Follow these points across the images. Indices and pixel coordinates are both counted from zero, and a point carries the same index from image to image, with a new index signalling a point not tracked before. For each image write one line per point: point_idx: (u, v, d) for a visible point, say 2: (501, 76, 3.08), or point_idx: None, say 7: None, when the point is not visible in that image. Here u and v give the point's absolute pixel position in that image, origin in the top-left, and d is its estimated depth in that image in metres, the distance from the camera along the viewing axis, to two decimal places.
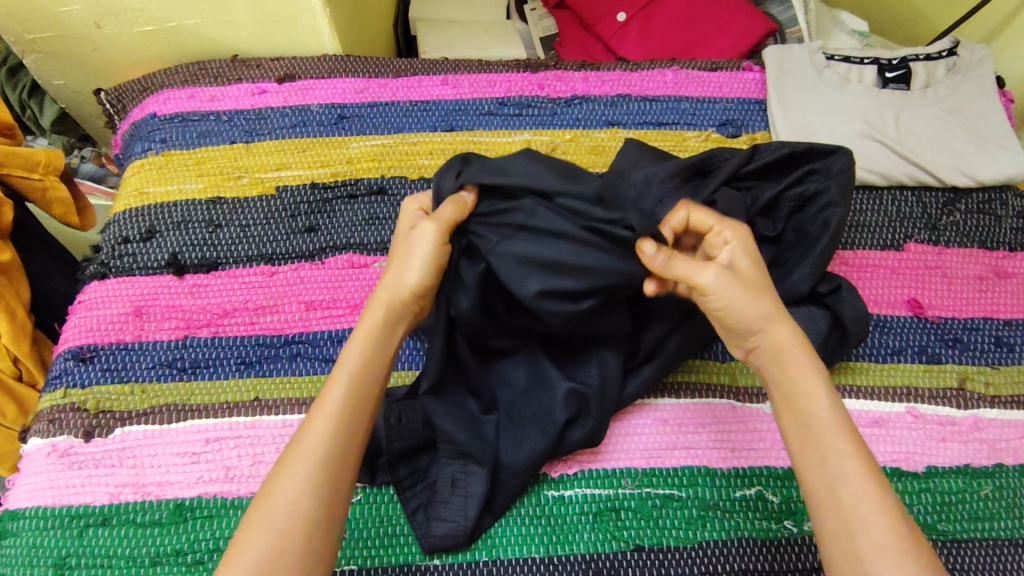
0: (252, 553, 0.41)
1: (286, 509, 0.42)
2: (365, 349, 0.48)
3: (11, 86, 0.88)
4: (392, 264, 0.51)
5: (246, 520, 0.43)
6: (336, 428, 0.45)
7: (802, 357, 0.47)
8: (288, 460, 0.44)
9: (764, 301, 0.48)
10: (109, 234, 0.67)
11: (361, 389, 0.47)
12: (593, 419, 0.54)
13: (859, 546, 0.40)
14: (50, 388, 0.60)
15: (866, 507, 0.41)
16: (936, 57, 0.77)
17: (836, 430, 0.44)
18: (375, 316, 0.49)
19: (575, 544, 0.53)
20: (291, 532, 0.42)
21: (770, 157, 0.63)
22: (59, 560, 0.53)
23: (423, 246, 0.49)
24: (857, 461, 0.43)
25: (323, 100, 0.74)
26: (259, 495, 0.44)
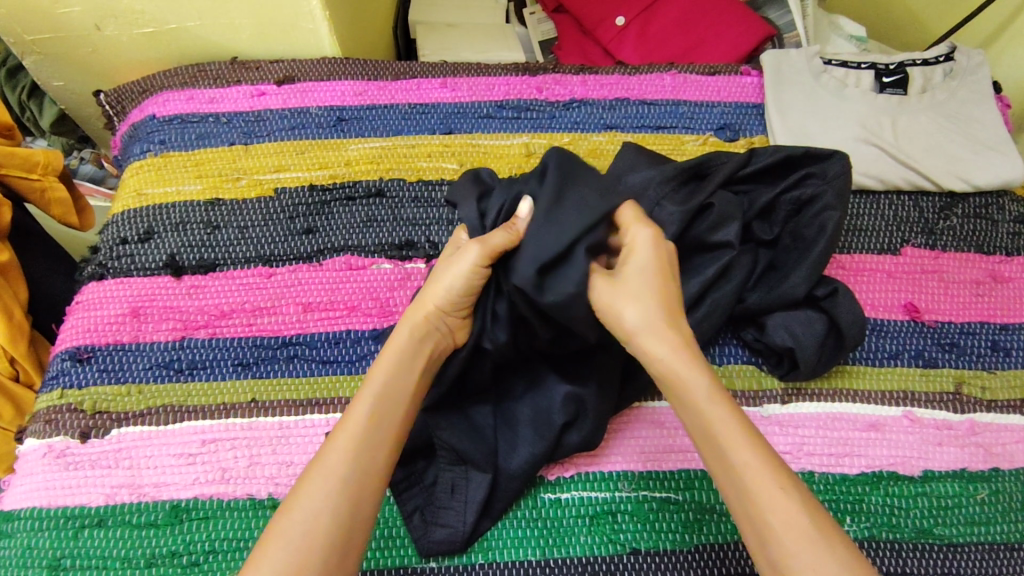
0: (276, 561, 0.39)
1: (311, 518, 0.40)
2: (394, 363, 0.47)
3: (11, 87, 0.88)
4: (426, 284, 0.52)
5: (267, 532, 0.40)
6: (364, 436, 0.44)
7: (684, 360, 0.44)
8: (313, 469, 0.43)
9: (640, 303, 0.46)
10: (107, 235, 0.67)
11: (390, 406, 0.46)
12: (590, 423, 0.54)
13: (781, 559, 0.38)
14: (47, 389, 0.60)
15: (777, 510, 0.39)
16: (933, 62, 0.78)
17: (735, 432, 0.42)
18: (403, 333, 0.49)
19: (570, 547, 0.53)
20: (314, 541, 0.40)
21: (767, 163, 0.63)
22: (54, 561, 0.52)
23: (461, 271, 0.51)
24: (755, 460, 0.41)
25: (322, 102, 0.75)
26: (282, 505, 0.42)
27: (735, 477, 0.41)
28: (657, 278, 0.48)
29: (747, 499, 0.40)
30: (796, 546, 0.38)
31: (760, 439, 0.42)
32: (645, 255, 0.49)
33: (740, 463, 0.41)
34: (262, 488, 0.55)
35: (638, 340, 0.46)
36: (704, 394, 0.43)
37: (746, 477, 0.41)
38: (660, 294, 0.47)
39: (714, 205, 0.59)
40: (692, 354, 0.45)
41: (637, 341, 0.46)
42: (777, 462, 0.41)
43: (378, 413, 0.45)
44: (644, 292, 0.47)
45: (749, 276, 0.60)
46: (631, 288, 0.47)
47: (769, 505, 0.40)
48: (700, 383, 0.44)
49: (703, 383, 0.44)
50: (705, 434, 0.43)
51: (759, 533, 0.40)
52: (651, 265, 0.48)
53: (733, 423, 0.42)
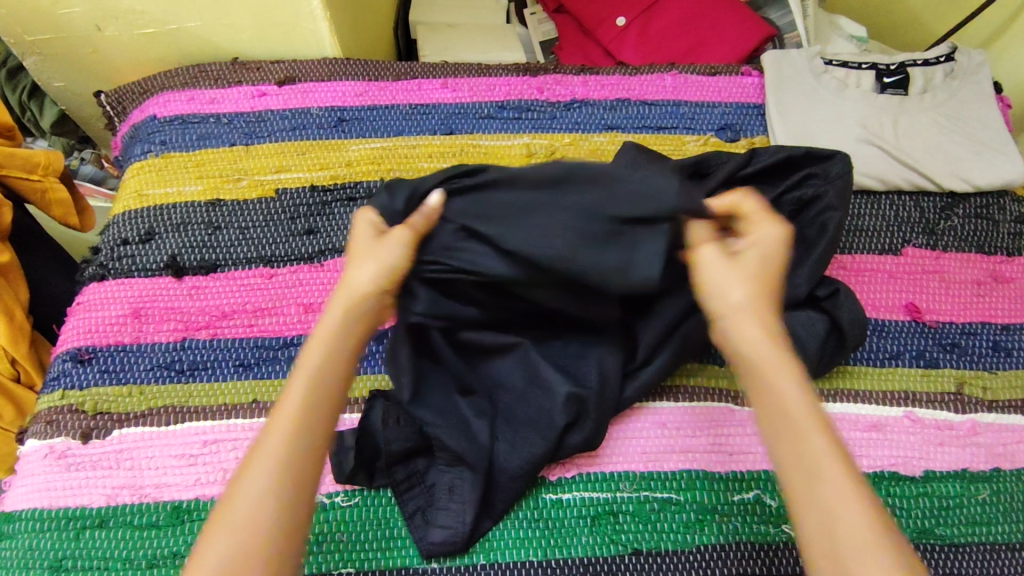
0: (215, 561, 0.38)
1: (248, 515, 0.39)
2: (326, 344, 0.45)
3: (11, 88, 0.88)
4: (354, 260, 0.49)
5: (211, 523, 0.40)
6: (301, 419, 0.42)
7: (773, 345, 0.43)
8: (248, 464, 0.41)
9: (750, 285, 0.45)
10: (108, 236, 0.67)
11: (325, 387, 0.44)
12: (592, 424, 0.54)
13: (846, 558, 0.37)
14: (47, 390, 0.60)
15: (848, 503, 0.38)
16: (934, 62, 0.78)
17: (818, 426, 0.40)
18: (333, 313, 0.46)
19: (572, 547, 0.53)
20: (252, 539, 0.38)
21: (768, 161, 0.63)
22: (55, 562, 0.52)
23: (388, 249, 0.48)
24: (834, 452, 0.40)
25: (323, 103, 0.75)
26: (221, 501, 0.41)
27: (807, 468, 0.39)
28: (765, 267, 0.47)
29: (817, 486, 0.39)
30: (863, 547, 0.37)
31: (839, 440, 0.41)
32: (769, 245, 0.48)
33: (816, 450, 0.40)
34: None
35: (733, 317, 0.45)
36: (792, 383, 0.42)
37: (823, 470, 0.39)
38: (767, 282, 0.46)
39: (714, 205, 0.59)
40: (781, 344, 0.44)
41: (732, 320, 0.45)
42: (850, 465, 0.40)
43: (312, 400, 0.43)
44: (755, 273, 0.46)
45: None
46: (745, 263, 0.47)
47: (842, 503, 0.38)
48: (787, 372, 0.42)
49: (790, 371, 0.42)
50: (783, 420, 0.41)
51: (825, 527, 0.38)
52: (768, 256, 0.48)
53: (815, 413, 0.41)
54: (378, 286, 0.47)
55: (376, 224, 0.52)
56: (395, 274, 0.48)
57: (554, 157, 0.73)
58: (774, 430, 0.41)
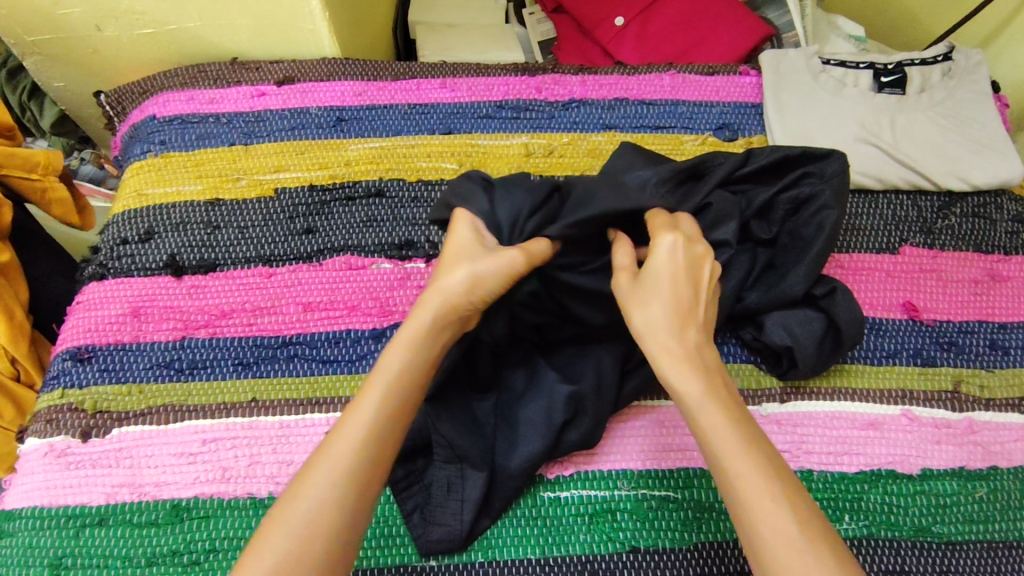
0: (273, 552, 0.38)
1: (313, 510, 0.40)
2: (408, 354, 0.47)
3: (10, 89, 0.89)
4: (443, 268, 0.51)
5: (269, 519, 0.41)
6: (375, 429, 0.44)
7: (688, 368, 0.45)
8: (316, 462, 0.42)
9: (658, 307, 0.47)
10: (108, 235, 0.68)
11: (403, 398, 0.46)
12: (588, 421, 0.54)
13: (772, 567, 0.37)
14: (47, 389, 0.60)
15: (767, 515, 0.39)
16: (932, 62, 0.78)
17: (734, 444, 0.42)
18: (420, 322, 0.48)
19: (570, 545, 0.53)
20: (313, 534, 0.39)
21: (762, 163, 0.63)
22: (55, 559, 0.53)
23: (485, 260, 0.50)
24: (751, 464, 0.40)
25: (322, 102, 0.75)
26: (283, 496, 0.42)
27: (730, 485, 0.41)
28: (674, 290, 0.48)
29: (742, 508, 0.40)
30: (787, 554, 0.37)
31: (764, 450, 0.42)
32: (676, 268, 0.49)
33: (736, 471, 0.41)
34: (262, 487, 0.55)
35: (653, 347, 0.47)
36: (710, 403, 0.43)
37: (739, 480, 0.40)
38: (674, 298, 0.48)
39: (711, 205, 0.59)
40: (697, 368, 0.45)
41: (654, 353, 0.46)
42: (778, 475, 0.41)
43: (388, 408, 0.45)
44: (664, 293, 0.48)
45: (747, 276, 0.60)
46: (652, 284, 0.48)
47: (764, 513, 0.39)
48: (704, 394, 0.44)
49: (706, 393, 0.44)
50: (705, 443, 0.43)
51: (753, 540, 0.39)
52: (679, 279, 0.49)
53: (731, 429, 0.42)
54: (467, 297, 0.49)
55: (477, 231, 0.53)
56: (486, 288, 0.49)
57: (553, 157, 0.73)
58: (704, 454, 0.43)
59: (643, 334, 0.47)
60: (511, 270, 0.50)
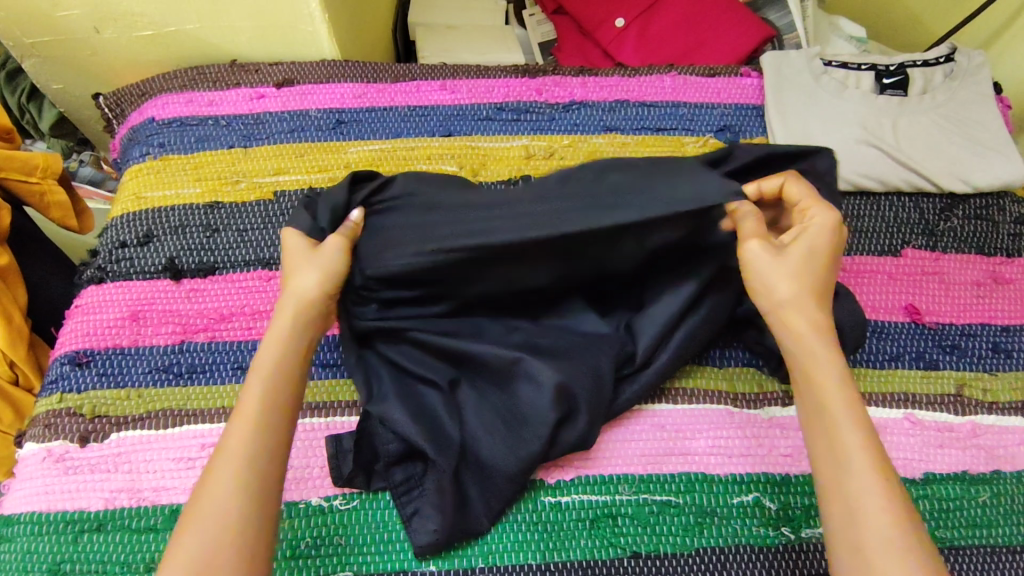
0: (193, 545, 0.40)
1: (223, 502, 0.41)
2: (278, 349, 0.48)
3: (10, 91, 0.88)
4: (286, 274, 0.52)
5: (180, 525, 0.41)
6: (261, 421, 0.45)
7: (822, 344, 0.46)
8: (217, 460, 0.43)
9: (795, 283, 0.48)
10: (106, 238, 0.67)
11: (282, 389, 0.46)
12: (589, 425, 0.54)
13: (865, 535, 0.40)
14: (46, 393, 0.60)
15: (872, 499, 0.41)
16: (934, 63, 0.78)
17: (849, 418, 0.43)
18: (284, 319, 0.49)
19: (571, 550, 0.53)
20: (228, 520, 0.41)
21: (755, 158, 0.61)
22: (53, 565, 0.52)
23: (317, 259, 0.51)
24: (863, 448, 0.42)
25: (321, 104, 0.74)
26: (190, 501, 0.42)
27: (839, 456, 0.42)
28: (808, 265, 0.49)
29: (844, 482, 0.42)
30: (879, 527, 0.40)
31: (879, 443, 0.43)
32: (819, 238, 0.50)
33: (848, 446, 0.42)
34: None
35: (783, 314, 0.48)
36: (835, 377, 0.45)
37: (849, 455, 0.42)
38: (815, 283, 0.48)
39: None
40: (830, 341, 0.46)
41: (782, 314, 0.48)
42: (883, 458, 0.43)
43: (268, 400, 0.45)
44: (803, 272, 0.48)
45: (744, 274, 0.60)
46: (804, 260, 0.49)
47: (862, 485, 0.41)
48: (828, 365, 0.45)
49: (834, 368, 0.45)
50: (819, 408, 0.44)
51: (847, 506, 0.41)
52: (822, 250, 0.49)
53: (852, 410, 0.44)
54: (323, 292, 0.51)
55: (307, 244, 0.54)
56: (335, 276, 0.51)
57: (553, 159, 0.73)
58: (813, 418, 0.45)
59: (772, 301, 0.48)
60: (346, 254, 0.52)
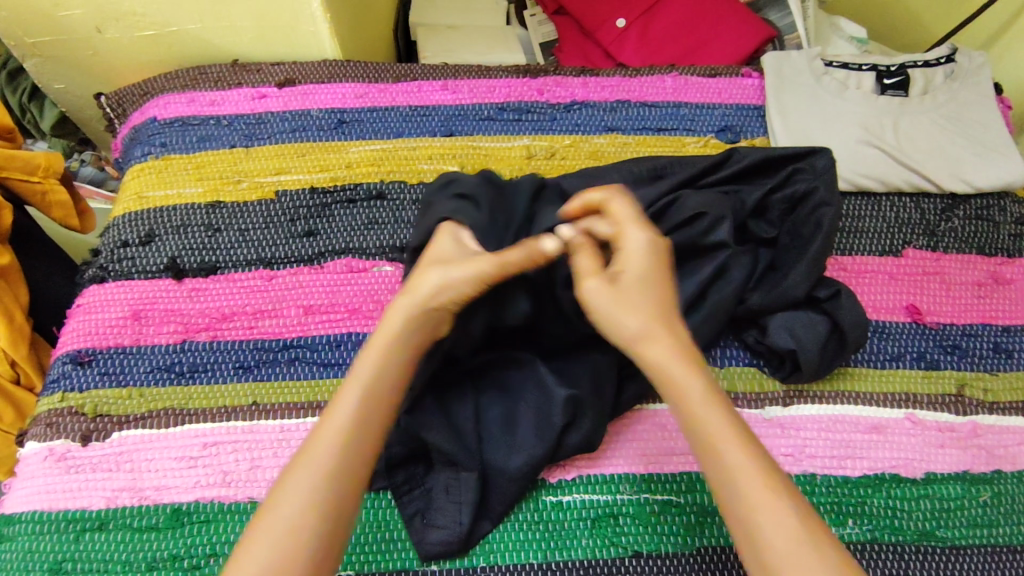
0: (262, 556, 0.39)
1: (296, 514, 0.41)
2: (378, 359, 0.47)
3: (11, 90, 0.88)
4: (417, 275, 0.52)
5: (253, 523, 0.41)
6: (349, 431, 0.44)
7: (682, 363, 0.46)
8: (297, 466, 0.43)
9: (640, 311, 0.48)
10: (108, 238, 0.67)
11: (376, 401, 0.46)
12: (590, 424, 0.54)
13: (771, 559, 0.39)
14: (48, 392, 0.60)
15: (769, 512, 0.40)
16: (934, 63, 0.78)
17: (729, 440, 0.43)
18: (393, 325, 0.49)
19: (572, 550, 0.53)
20: (300, 535, 0.40)
21: (753, 160, 0.63)
22: (55, 564, 0.52)
23: (461, 267, 0.51)
24: (748, 462, 0.42)
25: (323, 104, 0.74)
26: (268, 500, 0.42)
27: (727, 477, 0.42)
28: (649, 289, 0.49)
29: (738, 503, 0.41)
30: (783, 546, 0.39)
31: (757, 451, 0.43)
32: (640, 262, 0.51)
33: (730, 466, 0.42)
34: (263, 491, 0.55)
35: (639, 344, 0.48)
36: (706, 401, 0.45)
37: (734, 475, 0.42)
38: (654, 302, 0.49)
39: (707, 204, 0.59)
40: (692, 364, 0.46)
41: (638, 349, 0.47)
42: (769, 469, 0.43)
43: (360, 409, 0.45)
44: (645, 297, 0.49)
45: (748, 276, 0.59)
46: (630, 288, 0.49)
47: (762, 508, 0.41)
48: (696, 392, 0.45)
49: (698, 386, 0.45)
50: (702, 438, 0.44)
51: (748, 532, 0.41)
52: (648, 274, 0.50)
53: (725, 425, 0.44)
54: (436, 303, 0.50)
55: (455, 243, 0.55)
56: (455, 291, 0.50)
57: (555, 159, 0.73)
58: (700, 449, 0.44)
59: (628, 335, 0.48)
60: (487, 272, 0.51)
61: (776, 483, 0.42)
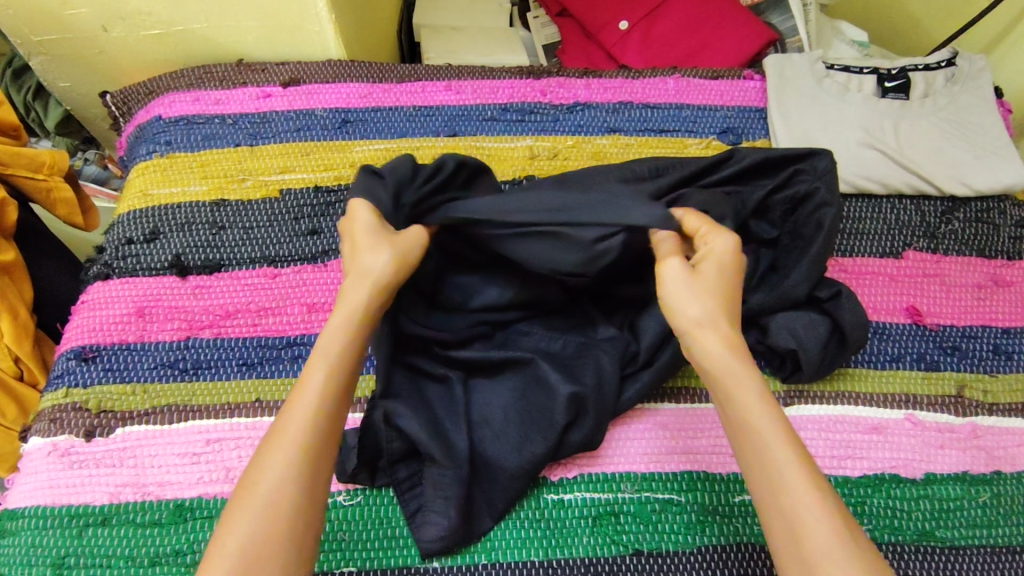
0: (242, 532, 0.39)
1: (273, 493, 0.40)
2: (348, 332, 0.47)
3: (16, 88, 0.89)
4: (363, 248, 0.50)
5: (233, 502, 0.41)
6: (322, 406, 0.44)
7: (736, 359, 0.45)
8: (268, 445, 0.42)
9: (707, 300, 0.47)
10: (113, 235, 0.68)
11: (343, 376, 0.45)
12: (591, 420, 0.55)
13: (814, 557, 0.38)
14: (51, 387, 0.60)
15: (814, 513, 0.39)
16: (935, 67, 0.78)
17: (777, 437, 0.42)
18: (355, 300, 0.48)
19: (574, 547, 0.53)
20: (278, 512, 0.40)
21: (754, 160, 0.64)
22: (58, 559, 0.53)
23: (404, 241, 0.51)
24: (796, 460, 0.41)
25: (328, 104, 0.75)
26: (246, 475, 0.42)
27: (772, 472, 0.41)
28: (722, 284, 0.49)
29: (783, 501, 0.40)
30: (825, 541, 0.38)
31: (804, 451, 0.43)
32: (723, 262, 0.50)
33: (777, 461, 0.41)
34: None
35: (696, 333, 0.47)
36: (756, 397, 0.44)
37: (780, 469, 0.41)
38: (725, 298, 0.48)
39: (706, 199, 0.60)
40: (743, 358, 0.46)
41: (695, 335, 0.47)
42: (817, 473, 0.41)
43: (332, 380, 0.45)
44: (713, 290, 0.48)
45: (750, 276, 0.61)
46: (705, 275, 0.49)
47: (808, 506, 0.40)
48: (749, 385, 0.44)
49: (752, 382, 0.45)
50: (747, 430, 0.43)
51: (792, 530, 0.39)
52: (722, 275, 0.50)
53: (775, 423, 0.43)
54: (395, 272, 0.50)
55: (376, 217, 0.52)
56: (405, 265, 0.51)
57: (557, 160, 0.73)
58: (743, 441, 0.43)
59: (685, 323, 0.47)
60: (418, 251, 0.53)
61: (821, 484, 0.41)
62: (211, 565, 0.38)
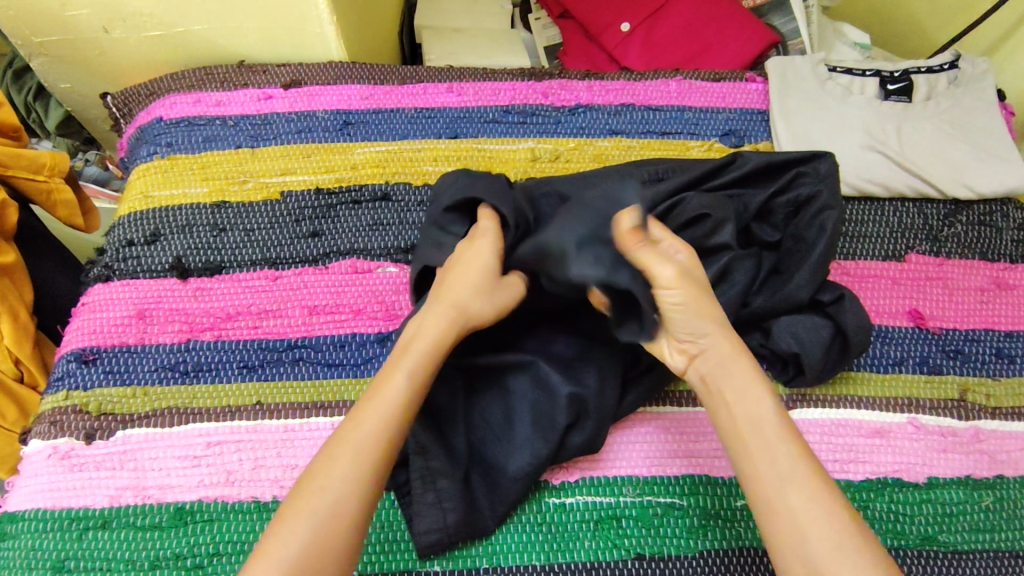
0: (294, 538, 0.41)
1: (333, 501, 0.42)
2: (422, 361, 0.48)
3: (16, 89, 0.89)
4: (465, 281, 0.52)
5: (287, 505, 0.43)
6: (385, 428, 0.45)
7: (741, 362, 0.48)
8: (327, 463, 0.44)
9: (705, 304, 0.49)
10: (113, 237, 0.67)
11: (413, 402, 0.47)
12: (592, 424, 0.54)
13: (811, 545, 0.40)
14: (52, 390, 0.60)
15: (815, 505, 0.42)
16: (937, 70, 0.78)
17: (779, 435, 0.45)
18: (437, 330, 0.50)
19: (575, 552, 0.53)
20: (333, 524, 0.42)
21: (755, 165, 0.64)
22: (58, 563, 0.52)
23: (505, 292, 0.53)
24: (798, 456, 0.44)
25: (329, 106, 0.75)
26: (303, 481, 0.44)
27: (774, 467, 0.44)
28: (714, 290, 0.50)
29: (784, 494, 0.42)
30: (823, 532, 0.40)
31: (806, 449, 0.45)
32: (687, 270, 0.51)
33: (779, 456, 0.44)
34: (267, 491, 0.55)
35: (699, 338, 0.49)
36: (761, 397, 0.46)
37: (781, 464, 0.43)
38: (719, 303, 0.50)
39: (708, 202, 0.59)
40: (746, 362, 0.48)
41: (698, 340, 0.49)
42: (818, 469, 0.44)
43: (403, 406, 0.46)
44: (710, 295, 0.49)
45: (753, 280, 0.60)
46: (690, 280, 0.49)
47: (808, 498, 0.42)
48: (752, 387, 0.47)
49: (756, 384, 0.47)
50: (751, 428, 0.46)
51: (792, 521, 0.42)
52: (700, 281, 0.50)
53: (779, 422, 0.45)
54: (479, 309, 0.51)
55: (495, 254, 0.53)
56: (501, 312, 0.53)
57: (559, 162, 0.73)
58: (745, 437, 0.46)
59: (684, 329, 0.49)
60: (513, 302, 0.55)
61: (822, 479, 0.43)
62: (258, 564, 0.40)
